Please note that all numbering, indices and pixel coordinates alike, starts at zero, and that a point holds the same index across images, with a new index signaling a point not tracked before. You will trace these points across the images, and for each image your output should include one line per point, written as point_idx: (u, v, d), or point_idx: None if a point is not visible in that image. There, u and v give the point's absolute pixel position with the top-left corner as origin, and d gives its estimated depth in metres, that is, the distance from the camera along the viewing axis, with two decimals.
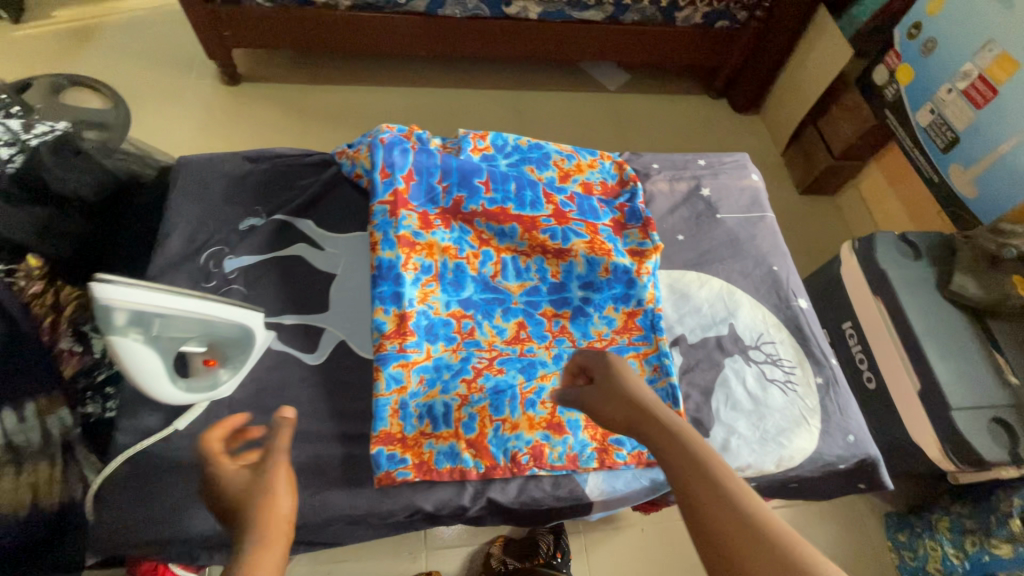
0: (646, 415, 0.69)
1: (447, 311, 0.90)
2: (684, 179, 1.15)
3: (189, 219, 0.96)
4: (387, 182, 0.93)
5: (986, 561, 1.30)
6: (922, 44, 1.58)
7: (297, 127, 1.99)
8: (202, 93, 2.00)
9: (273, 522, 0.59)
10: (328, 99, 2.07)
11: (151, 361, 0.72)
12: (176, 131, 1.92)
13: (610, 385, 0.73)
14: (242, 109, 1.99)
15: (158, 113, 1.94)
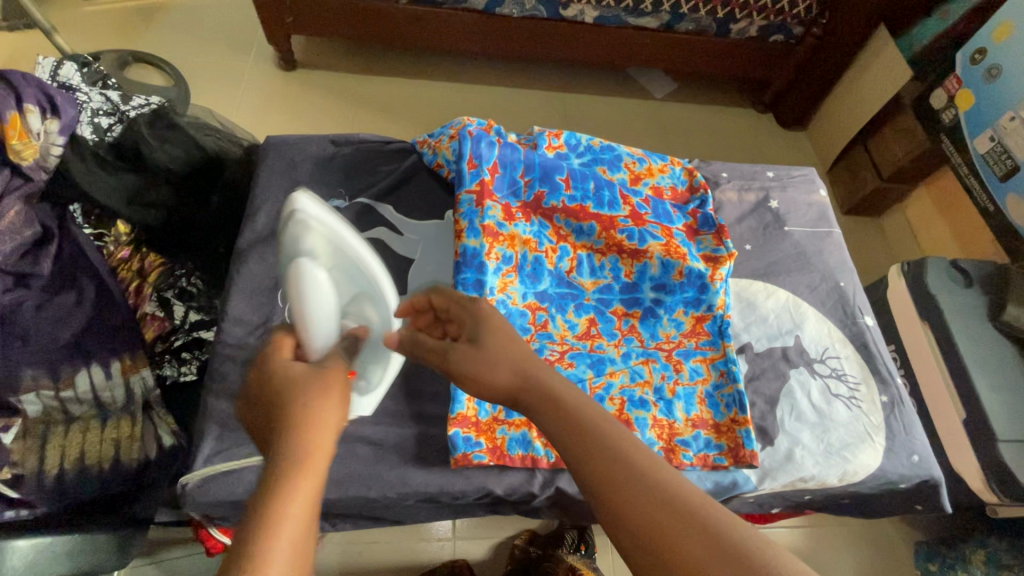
0: (530, 386, 0.62)
1: (524, 302, 0.92)
2: (753, 190, 1.16)
3: (276, 196, 0.99)
4: (473, 172, 0.95)
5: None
6: (986, 70, 1.54)
7: (347, 115, 2.03)
8: (259, 77, 2.05)
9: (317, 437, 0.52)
10: (378, 89, 2.11)
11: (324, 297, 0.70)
12: (232, 111, 1.97)
13: (488, 351, 0.65)
14: (297, 94, 2.04)
15: (216, 93, 1.99)
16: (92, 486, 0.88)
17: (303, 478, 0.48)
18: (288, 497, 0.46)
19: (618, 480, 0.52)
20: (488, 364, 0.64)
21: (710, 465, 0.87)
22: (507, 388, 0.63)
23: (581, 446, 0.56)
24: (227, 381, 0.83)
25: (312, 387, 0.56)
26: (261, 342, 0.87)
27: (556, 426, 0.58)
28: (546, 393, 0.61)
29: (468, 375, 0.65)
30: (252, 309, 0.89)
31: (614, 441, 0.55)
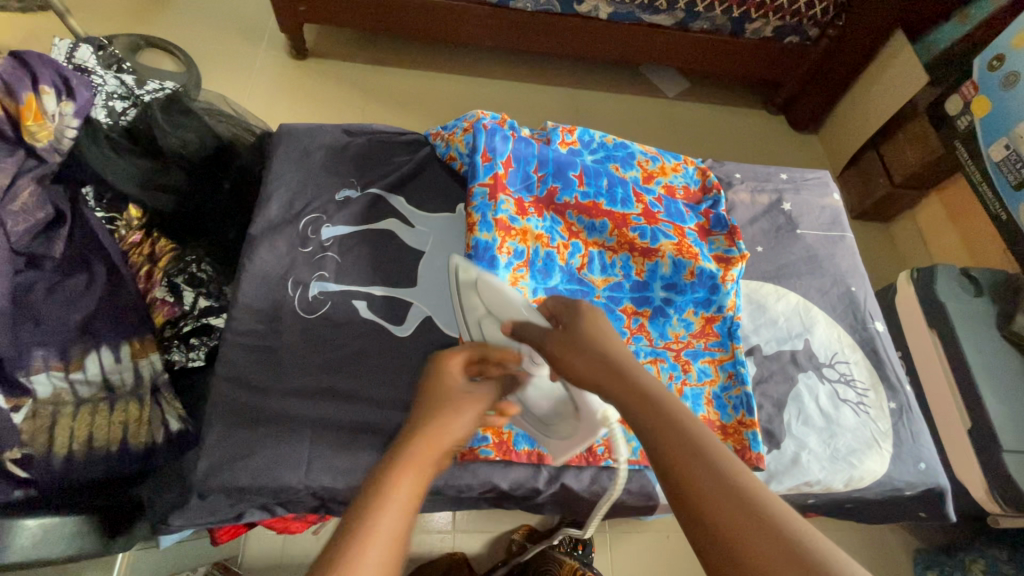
0: (616, 370, 0.67)
1: (534, 297, 0.91)
2: (766, 192, 1.15)
3: (289, 184, 0.99)
4: (488, 165, 0.94)
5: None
6: (1003, 77, 1.53)
7: (358, 106, 2.03)
8: (270, 65, 2.05)
9: (440, 441, 0.62)
10: (389, 80, 2.10)
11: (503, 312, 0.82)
12: (244, 99, 1.97)
13: (581, 337, 0.72)
14: (309, 84, 2.04)
15: (227, 80, 1.99)
16: (100, 469, 0.88)
17: (408, 472, 0.57)
18: (409, 482, 0.57)
19: (682, 455, 0.56)
20: (583, 349, 0.70)
21: None
22: (591, 367, 0.68)
23: (653, 422, 0.60)
24: (236, 367, 0.83)
25: (439, 402, 0.66)
26: (270, 329, 0.87)
27: (635, 401, 0.63)
28: (629, 376, 0.66)
29: (562, 358, 0.71)
30: (262, 296, 0.89)
31: (686, 422, 0.59)
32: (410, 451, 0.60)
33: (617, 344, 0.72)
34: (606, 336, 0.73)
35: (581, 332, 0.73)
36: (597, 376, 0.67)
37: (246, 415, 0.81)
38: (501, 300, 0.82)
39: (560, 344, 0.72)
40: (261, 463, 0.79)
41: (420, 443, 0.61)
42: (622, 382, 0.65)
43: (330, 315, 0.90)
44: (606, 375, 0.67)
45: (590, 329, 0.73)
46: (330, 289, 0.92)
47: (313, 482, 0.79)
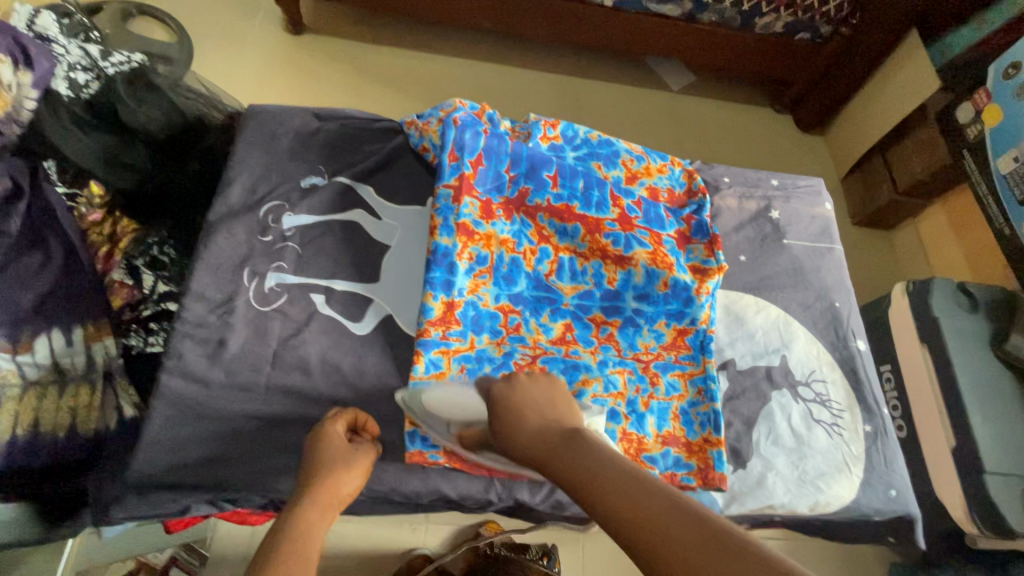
0: (547, 435, 0.69)
1: (497, 305, 0.89)
2: (755, 198, 1.10)
3: (253, 168, 0.95)
4: (454, 166, 0.90)
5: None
6: (1018, 86, 1.47)
7: (353, 85, 1.97)
8: (266, 39, 1.99)
9: (331, 497, 0.69)
10: (386, 60, 2.04)
11: (461, 410, 0.78)
12: (237, 74, 1.92)
13: (511, 402, 0.74)
14: (303, 60, 1.98)
15: (220, 53, 1.93)
16: (43, 455, 0.86)
17: (312, 530, 0.65)
18: (309, 538, 0.64)
19: (609, 489, 0.58)
20: (509, 414, 0.73)
21: (677, 484, 0.84)
22: (525, 444, 0.70)
23: (584, 472, 0.62)
24: (183, 360, 0.80)
25: (333, 462, 0.71)
26: (222, 321, 0.83)
27: (560, 460, 0.65)
28: (553, 439, 0.68)
29: (497, 435, 0.73)
30: (216, 285, 0.86)
31: (608, 461, 0.62)
32: (305, 505, 0.67)
33: (546, 406, 0.73)
34: (535, 398, 0.74)
35: (509, 401, 0.74)
36: (531, 453, 0.69)
37: (190, 408, 0.78)
38: (461, 403, 0.78)
39: (495, 421, 0.74)
40: (208, 459, 0.77)
41: (317, 505, 0.68)
42: (551, 447, 0.67)
43: (286, 308, 0.86)
44: (539, 444, 0.69)
45: (521, 391, 0.75)
46: (288, 281, 0.88)
47: (257, 483, 0.77)
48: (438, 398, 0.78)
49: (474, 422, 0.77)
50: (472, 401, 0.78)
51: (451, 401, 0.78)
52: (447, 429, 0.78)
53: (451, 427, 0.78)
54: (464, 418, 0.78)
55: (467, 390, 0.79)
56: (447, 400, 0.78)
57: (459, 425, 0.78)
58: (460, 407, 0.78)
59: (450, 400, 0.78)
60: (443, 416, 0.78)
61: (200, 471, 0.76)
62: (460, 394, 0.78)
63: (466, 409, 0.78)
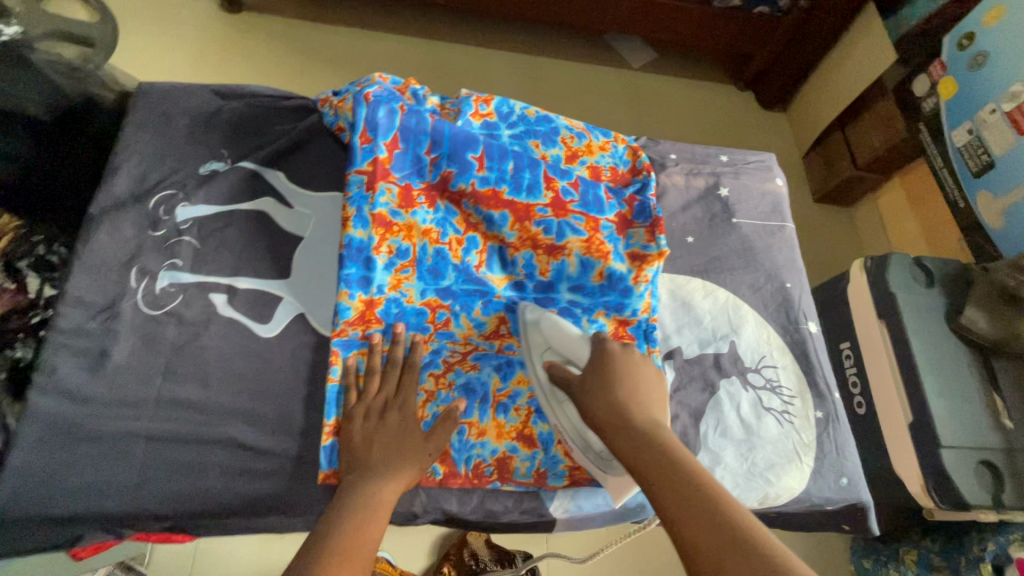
0: (625, 414, 0.66)
1: (422, 300, 0.81)
2: (702, 175, 1.04)
3: (143, 155, 0.84)
4: (366, 148, 0.81)
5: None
6: (972, 57, 1.42)
7: (294, 66, 1.84)
8: (199, 17, 1.83)
9: (401, 462, 0.70)
10: (331, 38, 1.91)
11: (568, 343, 0.78)
12: (167, 56, 1.76)
13: (611, 369, 0.70)
14: (240, 40, 1.83)
15: (147, 32, 1.77)
16: None
17: (381, 495, 0.67)
18: (376, 506, 0.66)
19: (675, 486, 0.56)
20: (605, 380, 0.69)
21: None
22: (603, 404, 0.67)
23: (652, 460, 0.60)
24: (56, 374, 0.70)
25: (394, 427, 0.72)
26: (104, 329, 0.73)
27: (628, 430, 0.64)
28: (634, 417, 0.65)
29: (582, 394, 0.70)
30: (97, 288, 0.75)
31: (686, 461, 0.59)
32: (372, 473, 0.68)
33: (643, 385, 0.70)
34: (639, 374, 0.70)
35: (614, 366, 0.70)
36: (602, 412, 0.67)
37: (64, 431, 0.68)
38: (566, 338, 0.78)
39: (589, 376, 0.70)
40: (88, 487, 0.67)
41: (390, 474, 0.69)
42: (632, 423, 0.64)
43: (180, 311, 0.77)
44: (616, 417, 0.66)
45: (625, 362, 0.71)
46: (184, 281, 0.78)
47: (148, 511, 0.68)
48: (555, 325, 0.79)
49: (571, 363, 0.77)
50: (579, 343, 0.77)
51: (562, 335, 0.78)
52: (542, 354, 0.79)
53: (546, 351, 0.79)
54: (564, 353, 0.78)
55: (581, 338, 0.77)
56: (559, 332, 0.78)
57: (557, 355, 0.78)
58: (569, 343, 0.78)
59: (559, 331, 0.78)
60: (546, 339, 0.79)
61: (78, 502, 0.67)
62: (575, 336, 0.78)
63: (573, 347, 0.77)
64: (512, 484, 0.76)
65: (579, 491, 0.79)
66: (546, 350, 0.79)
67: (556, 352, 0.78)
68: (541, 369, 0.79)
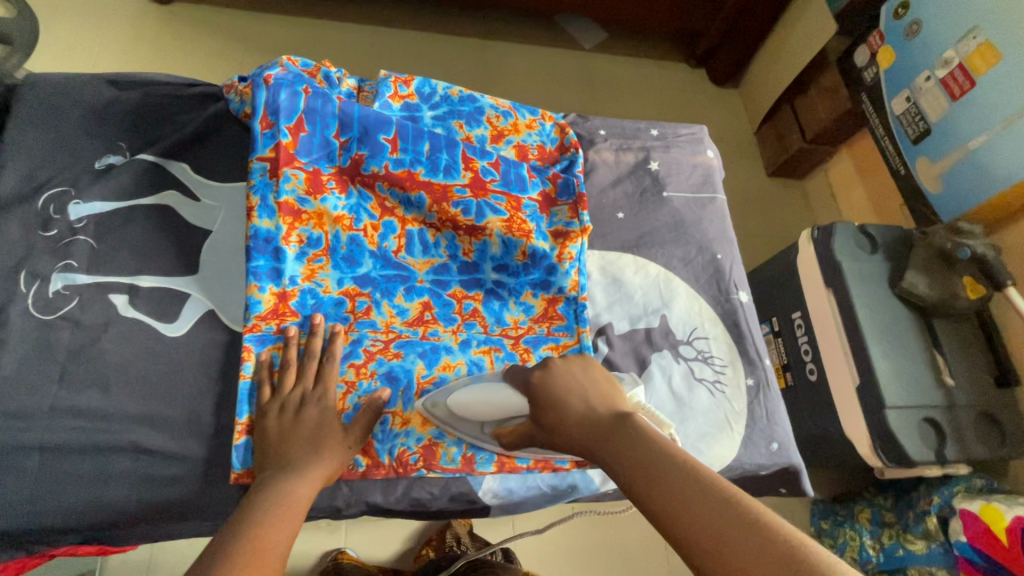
0: (592, 422, 0.62)
1: (339, 289, 0.79)
2: (632, 150, 1.03)
3: (33, 153, 0.79)
4: (268, 133, 0.77)
5: (899, 555, 1.31)
6: (907, 25, 1.43)
7: (234, 56, 1.76)
8: (128, 10, 1.74)
9: (316, 459, 0.66)
10: (273, 30, 1.83)
11: (493, 405, 0.72)
12: (95, 48, 1.66)
13: (550, 393, 0.66)
14: (175, 33, 1.75)
15: (73, 28, 1.67)
16: None
17: (295, 494, 0.63)
18: (290, 504, 0.62)
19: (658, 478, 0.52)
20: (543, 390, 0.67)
21: (551, 470, 0.77)
22: (572, 430, 0.63)
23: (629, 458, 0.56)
24: None
25: (314, 421, 0.69)
26: None
27: (636, 459, 0.55)
28: (603, 423, 0.62)
29: (547, 429, 0.66)
30: None
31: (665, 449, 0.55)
32: (287, 473, 0.64)
33: (588, 388, 0.66)
34: (582, 381, 0.67)
35: (551, 386, 0.67)
36: (586, 438, 0.62)
37: None
38: (491, 406, 0.71)
39: (537, 410, 0.67)
40: None
41: (306, 470, 0.65)
42: (600, 430, 0.61)
43: (76, 315, 0.72)
44: (586, 429, 0.62)
45: (563, 377, 0.68)
46: (79, 282, 0.74)
47: (49, 525, 0.65)
48: (466, 403, 0.72)
49: (512, 417, 0.72)
50: (507, 398, 0.71)
51: (479, 400, 0.71)
52: (482, 429, 0.74)
53: (485, 426, 0.74)
54: (500, 416, 0.73)
55: (501, 388, 0.72)
56: (478, 399, 0.72)
57: (495, 424, 0.74)
58: (493, 409, 0.72)
59: (483, 400, 0.72)
60: (475, 419, 0.74)
61: None
62: (493, 392, 0.72)
63: (500, 402, 0.71)
64: (437, 470, 0.74)
65: (509, 474, 0.77)
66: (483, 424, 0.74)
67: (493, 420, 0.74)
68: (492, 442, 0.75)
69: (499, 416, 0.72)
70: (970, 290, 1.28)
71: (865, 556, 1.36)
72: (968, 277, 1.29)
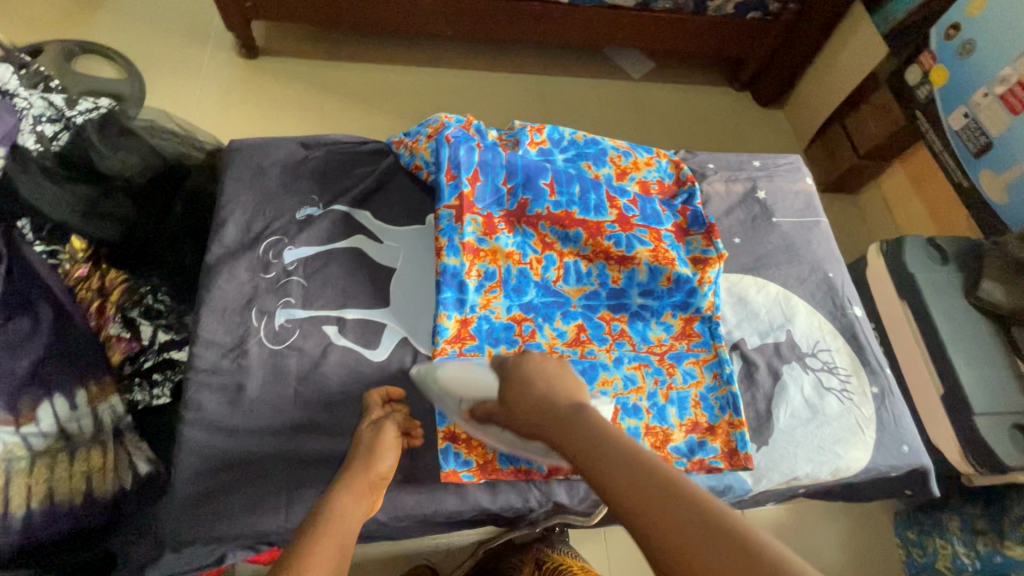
0: (551, 406, 0.71)
1: (508, 315, 0.90)
2: (740, 181, 1.14)
3: (246, 207, 0.93)
4: (452, 184, 0.91)
5: (998, 562, 1.26)
6: (960, 45, 1.52)
7: (315, 104, 1.92)
8: (220, 66, 1.91)
9: (364, 483, 0.70)
10: (348, 76, 1.99)
11: (473, 381, 0.79)
12: (196, 103, 1.84)
13: (519, 372, 0.75)
14: (262, 85, 1.91)
15: (173, 85, 1.85)
16: (65, 522, 0.83)
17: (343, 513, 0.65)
18: (338, 518, 0.64)
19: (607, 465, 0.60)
20: (521, 383, 0.74)
21: (705, 468, 0.87)
22: (530, 413, 0.72)
23: (581, 447, 0.64)
24: (203, 410, 0.79)
25: (364, 448, 0.73)
26: (236, 365, 0.82)
27: (587, 446, 0.64)
28: (560, 409, 0.70)
29: (507, 405, 0.74)
30: (225, 329, 0.84)
31: (612, 440, 0.63)
32: (340, 490, 0.67)
33: (552, 374, 0.75)
34: (547, 370, 0.75)
35: (517, 370, 0.75)
36: (541, 420, 0.71)
37: (222, 459, 0.77)
38: (473, 380, 0.79)
39: (506, 390, 0.75)
40: (239, 508, 0.75)
41: (351, 488, 0.68)
42: (555, 416, 0.69)
43: (300, 344, 0.85)
44: (544, 414, 0.70)
45: (531, 365, 0.76)
46: (298, 316, 0.87)
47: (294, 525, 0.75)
48: (450, 372, 0.80)
49: (484, 399, 0.78)
50: (485, 380, 0.78)
51: (454, 373, 0.79)
52: (459, 405, 0.79)
53: (462, 403, 0.79)
54: (477, 397, 0.78)
55: (482, 369, 0.79)
56: (455, 373, 0.79)
57: (471, 402, 0.79)
58: (472, 376, 0.79)
59: (465, 377, 0.79)
60: (454, 392, 0.79)
61: (234, 521, 0.74)
62: (475, 372, 0.79)
63: (478, 382, 0.78)
64: None
65: None
66: (459, 399, 0.79)
67: (466, 398, 0.79)
68: (467, 422, 0.79)
69: (473, 395, 0.78)
70: None
71: (959, 564, 1.31)
72: None
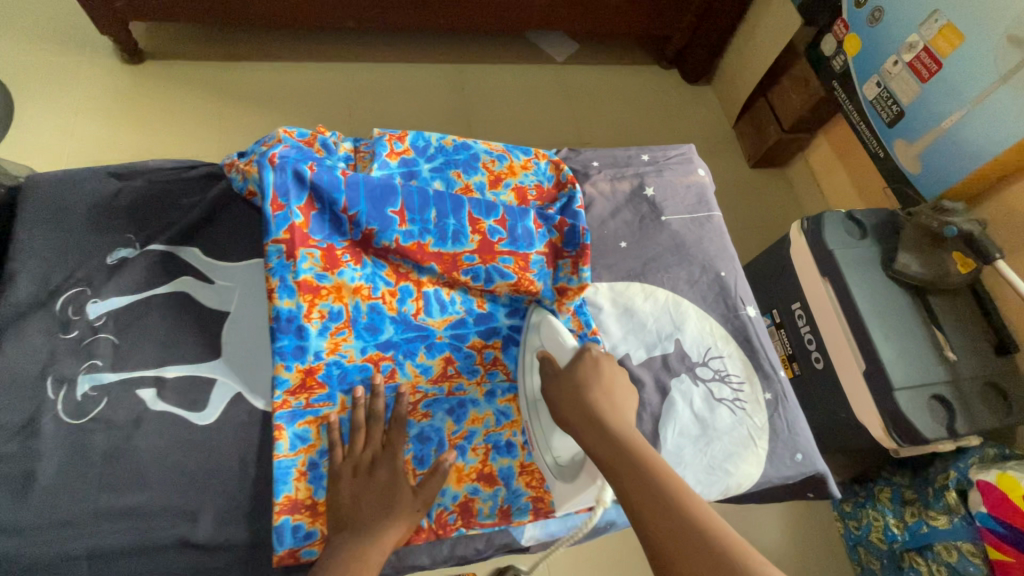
0: (601, 418, 0.68)
1: (363, 357, 0.81)
2: (627, 178, 1.06)
3: (44, 255, 0.80)
4: (280, 215, 0.78)
5: (925, 533, 1.18)
6: (870, 12, 1.38)
7: (215, 113, 1.65)
8: (102, 76, 1.62)
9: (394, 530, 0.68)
10: (249, 78, 1.74)
11: (559, 339, 0.80)
12: (74, 120, 1.56)
13: (579, 376, 0.73)
14: (153, 94, 1.64)
15: (41, 101, 1.55)
16: None
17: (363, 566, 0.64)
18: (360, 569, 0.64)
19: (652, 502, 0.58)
20: (578, 395, 0.71)
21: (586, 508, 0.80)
22: (576, 415, 0.69)
23: (626, 470, 0.61)
24: None
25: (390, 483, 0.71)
26: (26, 449, 0.70)
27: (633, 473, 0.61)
28: (608, 421, 0.67)
29: (557, 397, 0.73)
30: (12, 407, 0.71)
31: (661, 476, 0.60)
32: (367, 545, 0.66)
33: (610, 390, 0.72)
34: (613, 389, 0.72)
35: (581, 373, 0.73)
36: (582, 422, 0.68)
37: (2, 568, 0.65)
38: (557, 341, 0.79)
39: (559, 388, 0.73)
40: None
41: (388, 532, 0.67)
42: (603, 427, 0.67)
43: (107, 416, 0.73)
44: (590, 422, 0.68)
45: (592, 370, 0.73)
46: (106, 381, 0.75)
47: None
48: (553, 322, 0.82)
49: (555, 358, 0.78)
50: (565, 347, 0.78)
51: (548, 323, 0.82)
52: (537, 349, 0.82)
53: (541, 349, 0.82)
54: (551, 354, 0.79)
55: (568, 340, 0.79)
56: (548, 322, 0.82)
57: (543, 352, 0.80)
58: (558, 349, 0.79)
59: (554, 333, 0.80)
60: (544, 340, 0.82)
61: None
62: (564, 337, 0.79)
63: (557, 343, 0.79)
64: (478, 529, 0.77)
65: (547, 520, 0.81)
66: (534, 345, 0.83)
67: (538, 350, 0.82)
68: (534, 368, 0.82)
69: (549, 351, 0.80)
70: (960, 265, 1.21)
71: (889, 535, 1.26)
72: (957, 253, 1.22)
